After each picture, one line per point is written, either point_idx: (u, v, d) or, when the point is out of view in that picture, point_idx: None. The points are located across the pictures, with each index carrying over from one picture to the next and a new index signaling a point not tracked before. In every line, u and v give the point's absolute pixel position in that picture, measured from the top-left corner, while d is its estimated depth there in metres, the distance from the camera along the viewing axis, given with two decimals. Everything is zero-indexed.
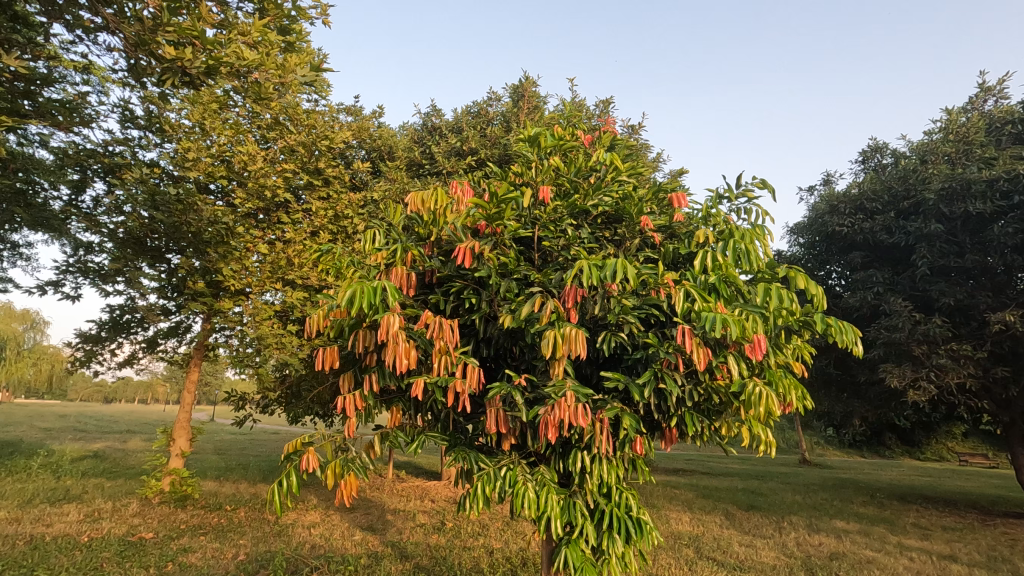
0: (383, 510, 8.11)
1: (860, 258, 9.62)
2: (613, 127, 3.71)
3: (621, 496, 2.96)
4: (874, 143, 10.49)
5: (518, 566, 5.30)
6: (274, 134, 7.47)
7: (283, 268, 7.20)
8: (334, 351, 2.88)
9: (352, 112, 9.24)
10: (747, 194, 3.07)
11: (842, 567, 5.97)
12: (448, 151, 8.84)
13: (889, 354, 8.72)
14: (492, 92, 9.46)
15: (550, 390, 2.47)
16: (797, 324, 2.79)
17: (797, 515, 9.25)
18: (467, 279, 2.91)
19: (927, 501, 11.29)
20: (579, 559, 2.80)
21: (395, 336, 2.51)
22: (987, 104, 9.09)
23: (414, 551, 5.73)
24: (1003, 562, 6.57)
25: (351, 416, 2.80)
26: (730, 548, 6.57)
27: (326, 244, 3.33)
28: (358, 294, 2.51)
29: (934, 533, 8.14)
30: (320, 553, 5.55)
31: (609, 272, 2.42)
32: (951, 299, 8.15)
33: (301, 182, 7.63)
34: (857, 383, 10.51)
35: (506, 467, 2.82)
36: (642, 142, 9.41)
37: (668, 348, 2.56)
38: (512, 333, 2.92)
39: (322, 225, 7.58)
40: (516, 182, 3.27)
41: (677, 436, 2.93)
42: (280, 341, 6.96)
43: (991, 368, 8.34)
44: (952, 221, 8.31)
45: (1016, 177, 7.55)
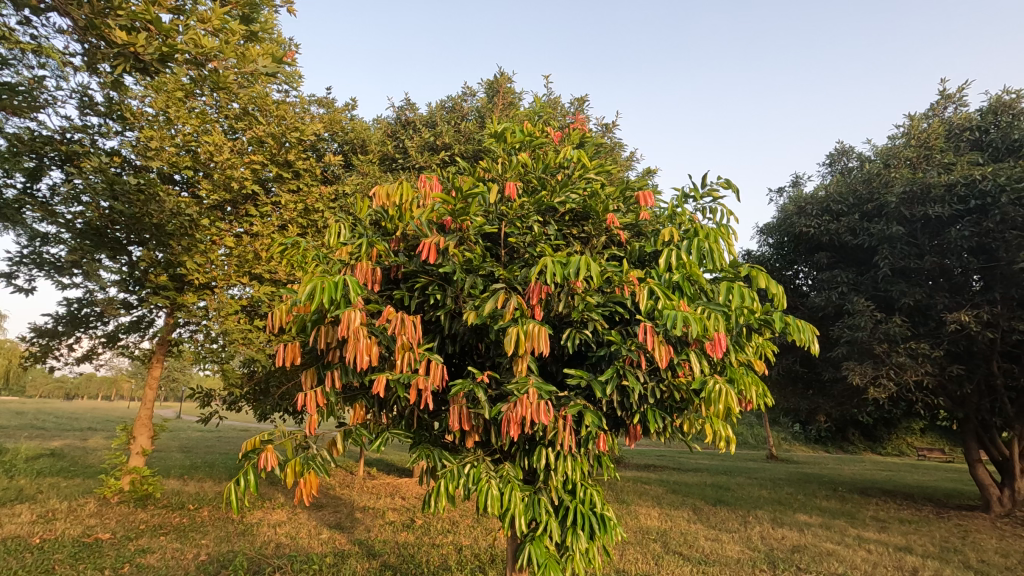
0: (352, 508, 8.03)
1: (826, 258, 9.88)
2: (583, 124, 3.71)
3: (586, 493, 2.97)
4: (840, 146, 10.76)
5: (485, 563, 5.29)
6: (243, 124, 7.30)
7: (250, 263, 7.06)
8: (295, 347, 2.81)
9: (324, 104, 9.08)
10: (712, 194, 3.10)
11: (803, 560, 6.12)
12: (422, 146, 8.74)
13: (851, 353, 8.97)
14: (468, 88, 9.42)
15: (513, 387, 2.46)
16: (758, 322, 2.83)
17: (762, 509, 9.46)
18: (431, 275, 2.88)
19: (886, 495, 11.67)
20: (543, 555, 2.81)
21: (356, 332, 2.46)
22: (948, 111, 9.40)
23: (382, 549, 5.68)
24: (955, 553, 6.82)
25: (312, 412, 2.74)
26: (696, 542, 6.68)
27: (290, 238, 3.27)
28: (319, 289, 2.47)
29: (891, 525, 8.41)
30: (284, 552, 5.44)
31: (573, 269, 2.42)
32: (910, 299, 8.42)
33: (270, 174, 7.46)
34: (822, 380, 10.79)
35: (471, 465, 2.81)
36: (615, 140, 9.46)
37: (630, 345, 2.58)
38: (477, 330, 2.90)
39: (292, 219, 7.43)
40: (484, 178, 3.24)
41: (641, 433, 2.95)
42: (246, 337, 6.81)
43: (947, 366, 8.66)
44: (913, 223, 8.57)
45: (972, 182, 7.82)
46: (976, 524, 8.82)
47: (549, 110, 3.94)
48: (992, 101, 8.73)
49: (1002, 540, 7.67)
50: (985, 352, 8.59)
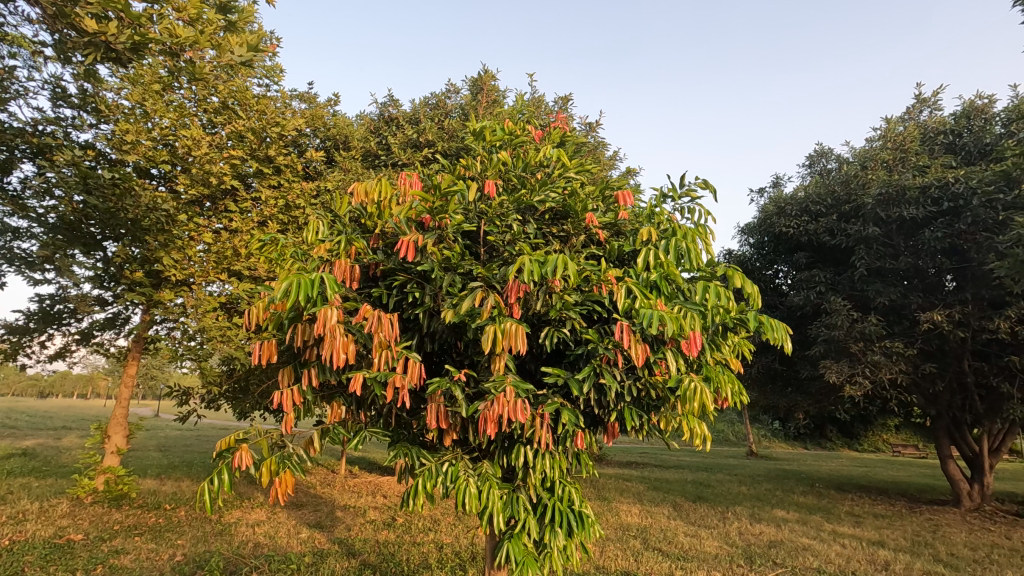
0: (333, 507, 7.98)
1: (805, 258, 10.04)
2: (563, 122, 3.71)
3: (564, 490, 2.98)
4: (820, 148, 10.93)
5: (466, 561, 5.30)
6: (222, 118, 7.18)
7: (229, 259, 6.95)
8: (272, 344, 2.78)
9: (305, 99, 8.97)
10: (690, 194, 3.13)
11: (779, 555, 6.23)
12: (405, 142, 8.66)
13: (829, 351, 9.12)
14: (451, 85, 9.36)
15: (490, 386, 2.46)
16: (733, 321, 2.87)
17: (741, 505, 9.58)
18: (410, 273, 2.87)
19: (861, 490, 11.92)
20: (521, 552, 2.82)
21: (332, 330, 2.44)
22: (923, 115, 9.61)
23: (362, 548, 5.66)
24: (926, 547, 6.98)
25: (288, 411, 2.71)
26: (675, 539, 6.75)
27: (268, 235, 3.25)
28: (295, 286, 2.45)
29: (865, 520, 8.59)
30: (262, 552, 5.39)
31: (551, 268, 2.42)
32: (886, 299, 8.59)
33: (250, 169, 7.35)
34: (799, 378, 10.97)
35: (449, 463, 2.81)
36: (598, 138, 9.48)
37: (607, 344, 2.59)
38: (455, 329, 2.89)
39: (272, 215, 7.33)
40: (463, 175, 3.24)
41: (619, 430, 2.97)
42: (225, 334, 6.75)
43: (921, 364, 8.87)
44: (888, 225, 8.75)
45: (945, 185, 8.06)
46: (947, 518, 9.04)
47: (531, 109, 3.94)
48: (965, 106, 8.95)
49: (971, 534, 7.88)
50: (957, 351, 8.80)
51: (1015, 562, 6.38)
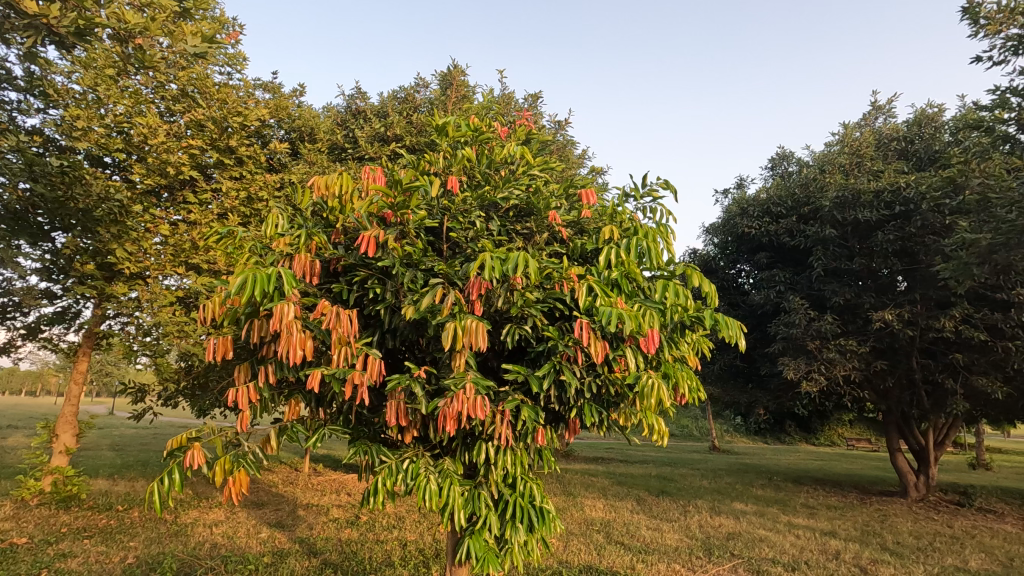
0: (294, 506, 7.80)
1: (766, 257, 10.32)
2: (528, 120, 3.73)
3: (526, 486, 2.99)
4: (782, 151, 11.25)
5: (429, 558, 5.28)
6: (181, 106, 6.95)
7: (187, 252, 6.71)
8: (227, 340, 2.72)
9: (269, 88, 8.74)
10: (652, 194, 3.18)
11: (737, 546, 6.40)
12: (372, 136, 8.53)
13: (787, 349, 9.41)
14: (421, 79, 9.26)
15: (450, 382, 2.45)
16: (690, 319, 2.93)
17: (701, 499, 9.81)
18: (371, 268, 2.84)
19: (816, 483, 12.32)
20: (481, 549, 2.83)
21: (288, 326, 2.40)
22: (878, 121, 9.99)
23: (323, 547, 5.57)
24: (874, 536, 7.28)
25: (244, 408, 2.65)
26: (638, 532, 6.87)
27: (225, 227, 3.17)
28: (250, 281, 2.39)
29: (819, 512, 8.92)
30: (219, 553, 5.28)
31: (512, 265, 2.43)
32: (841, 298, 8.91)
33: (210, 160, 7.12)
34: (760, 374, 11.29)
35: (409, 461, 2.80)
36: (566, 136, 9.52)
37: (567, 341, 2.61)
38: (417, 325, 2.87)
39: (233, 207, 7.10)
40: (427, 171, 3.21)
41: (580, 426, 3.02)
42: (182, 330, 6.53)
43: (873, 361, 9.23)
44: (844, 227, 9.07)
45: (898, 190, 8.45)
46: (895, 508, 9.45)
47: (498, 106, 3.94)
48: (916, 114, 9.34)
49: (916, 523, 8.26)
50: (906, 348, 9.19)
51: (954, 549, 6.72)
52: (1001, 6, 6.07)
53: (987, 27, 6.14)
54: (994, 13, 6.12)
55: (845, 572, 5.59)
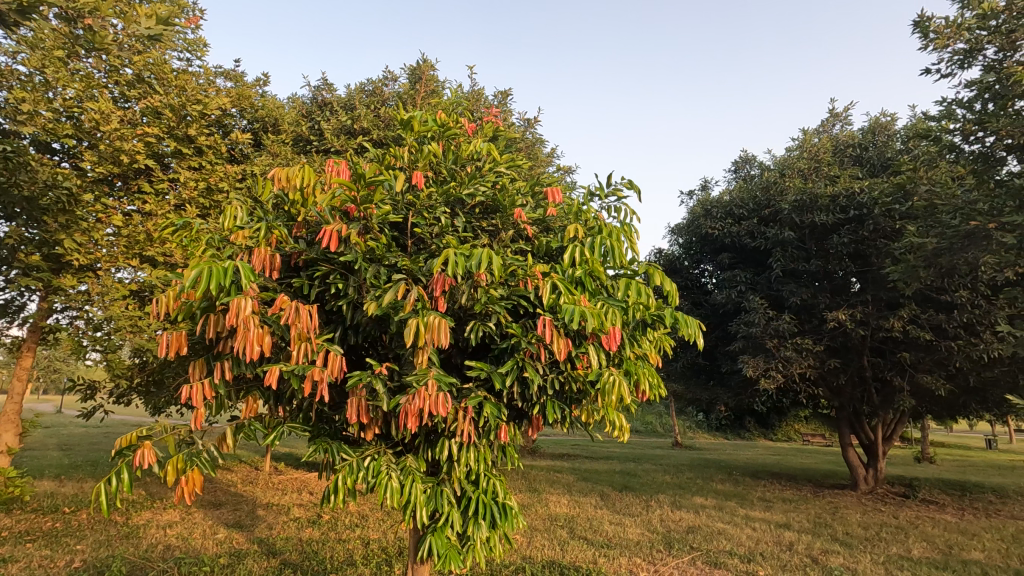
0: (254, 506, 7.62)
1: (728, 258, 10.59)
2: (496, 117, 3.72)
3: (489, 483, 3.00)
4: (744, 154, 11.54)
5: (392, 556, 5.24)
6: (136, 92, 6.71)
7: (141, 244, 6.44)
8: (181, 336, 2.64)
9: (231, 76, 8.48)
10: (616, 193, 3.22)
11: (696, 539, 6.56)
12: (339, 129, 8.37)
13: (747, 347, 9.68)
14: (389, 72, 9.15)
15: (412, 379, 2.44)
16: (651, 318, 2.99)
17: (663, 494, 10.01)
18: (333, 264, 2.79)
19: (773, 477, 12.73)
20: (443, 546, 2.83)
21: (245, 321, 2.34)
22: (835, 128, 10.36)
23: (283, 547, 5.46)
24: (826, 527, 7.57)
25: (198, 406, 2.57)
26: (601, 527, 6.97)
27: (181, 219, 3.07)
28: (206, 274, 2.33)
29: (775, 505, 9.22)
30: (173, 555, 5.12)
31: (476, 262, 2.42)
32: (798, 298, 9.21)
33: (167, 149, 6.86)
34: (721, 372, 11.57)
35: (371, 458, 2.77)
36: (536, 134, 9.54)
37: (530, 338, 2.63)
38: (380, 321, 2.84)
39: (191, 198, 6.85)
40: (392, 165, 3.17)
41: (543, 423, 3.04)
42: (136, 325, 6.29)
43: (827, 360, 9.58)
44: (802, 229, 9.37)
45: (852, 194, 8.79)
46: (845, 501, 9.84)
47: (465, 101, 3.91)
48: (870, 122, 9.74)
49: (865, 514, 8.63)
50: (858, 347, 9.56)
51: (899, 539, 7.04)
52: (948, 21, 6.38)
53: (935, 41, 6.45)
54: (942, 27, 6.43)
55: (797, 562, 5.79)
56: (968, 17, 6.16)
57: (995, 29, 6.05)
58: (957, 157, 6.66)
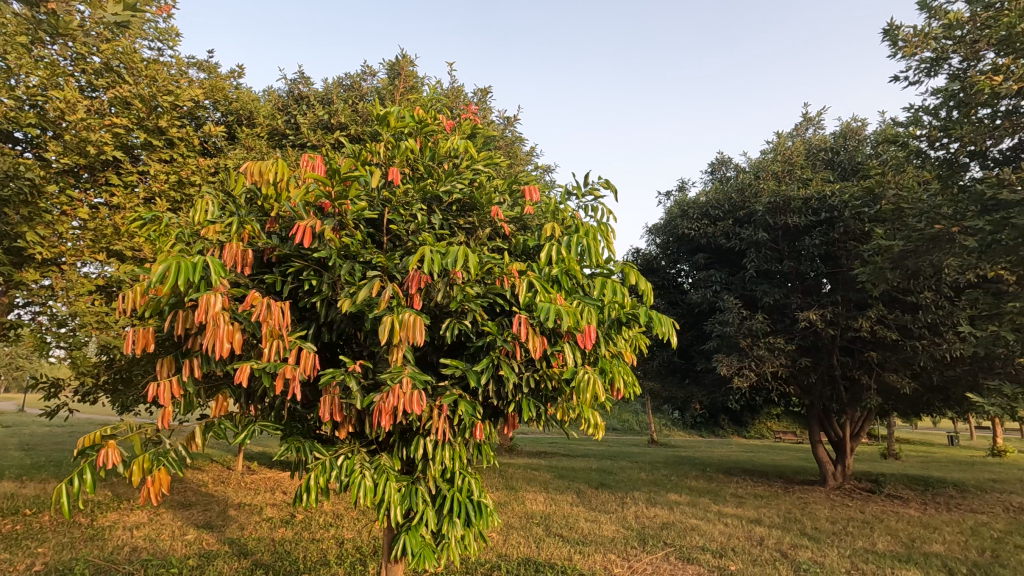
0: (225, 506, 7.48)
1: (703, 258, 10.74)
2: (474, 114, 3.70)
3: (464, 481, 2.99)
4: (721, 156, 11.71)
5: (366, 555, 5.20)
6: (104, 82, 6.52)
7: (109, 238, 6.26)
8: (148, 332, 2.58)
9: (204, 68, 8.29)
10: (593, 193, 3.24)
11: (669, 536, 6.65)
12: (316, 123, 8.24)
13: (721, 346, 9.84)
14: (368, 67, 9.04)
15: (386, 377, 2.42)
16: (626, 316, 3.01)
17: (638, 491, 10.12)
18: (307, 260, 2.75)
19: (746, 473, 12.97)
20: (417, 544, 2.82)
21: (215, 318, 2.29)
22: (808, 132, 10.59)
23: (255, 547, 5.38)
24: (795, 522, 7.75)
25: (165, 404, 2.50)
26: (576, 524, 7.02)
27: (151, 212, 3.00)
28: (174, 269, 2.27)
29: (747, 501, 9.41)
30: (140, 557, 4.99)
31: (452, 260, 2.41)
32: (771, 298, 9.40)
33: (137, 140, 6.67)
34: (696, 370, 11.74)
35: (344, 457, 2.74)
36: (515, 132, 9.54)
37: (506, 336, 2.63)
38: (355, 318, 2.81)
39: (161, 191, 6.66)
40: (368, 161, 3.14)
41: (518, 421, 3.05)
42: (102, 321, 6.12)
43: (798, 359, 9.79)
44: (775, 231, 9.56)
45: (823, 197, 9.00)
46: (814, 496, 10.09)
47: (444, 98, 3.88)
48: (842, 127, 9.98)
49: (833, 509, 8.85)
50: (827, 347, 9.79)
51: (864, 533, 7.24)
52: (916, 30, 6.56)
53: (904, 49, 6.63)
54: (910, 36, 6.61)
55: (767, 557, 5.91)
56: (935, 27, 6.35)
57: (960, 39, 6.24)
58: (923, 162, 6.86)
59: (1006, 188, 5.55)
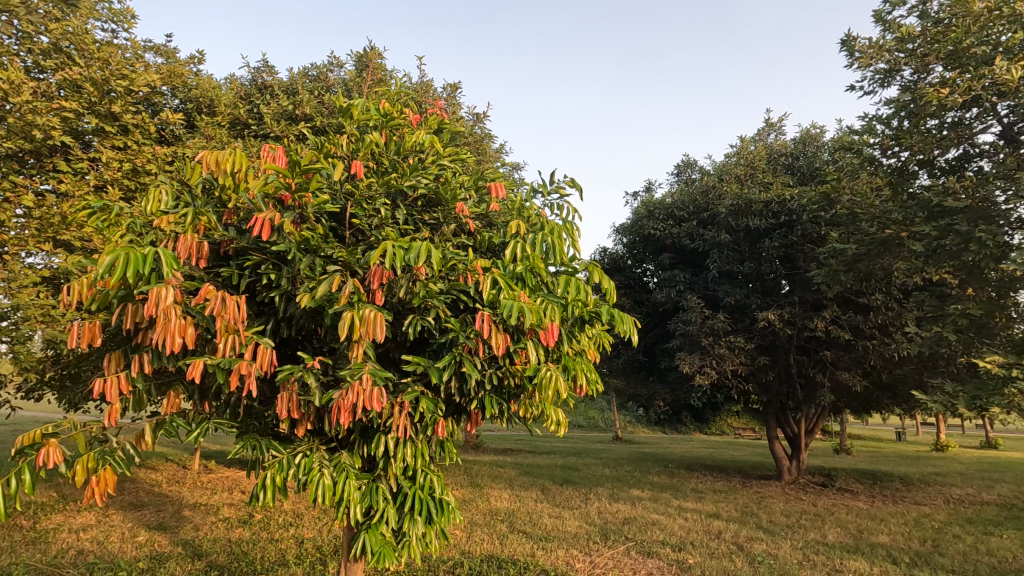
0: (179, 506, 7.26)
1: (668, 258, 10.94)
2: (441, 108, 3.67)
3: (426, 478, 2.97)
4: (686, 159, 11.93)
5: (327, 555, 5.12)
6: (52, 63, 6.22)
7: (55, 227, 5.92)
8: (94, 326, 2.47)
9: (161, 52, 7.98)
10: (559, 190, 3.25)
11: (631, 531, 6.76)
12: (279, 113, 8.02)
13: (684, 345, 10.04)
14: (335, 57, 8.87)
15: (346, 373, 2.38)
16: (590, 314, 3.04)
17: (602, 487, 10.25)
18: (265, 253, 2.68)
19: (707, 469, 13.29)
20: (377, 543, 2.79)
21: (166, 312, 2.20)
22: (770, 137, 10.89)
23: (210, 548, 5.22)
24: (752, 516, 7.98)
25: (112, 401, 2.41)
26: (540, 521, 7.07)
27: (100, 201, 2.88)
28: (122, 261, 2.18)
29: (706, 495, 9.65)
30: (86, 560, 4.79)
31: (415, 255, 2.38)
32: (732, 298, 9.65)
33: (88, 126, 6.37)
34: (659, 368, 11.95)
35: (302, 455, 2.69)
36: (485, 129, 9.49)
37: (469, 333, 2.62)
38: (315, 313, 2.75)
39: (114, 179, 6.36)
40: (331, 154, 3.08)
41: (481, 418, 3.04)
42: (48, 314, 5.83)
43: (757, 357, 10.08)
44: (737, 233, 9.80)
45: (783, 201, 9.28)
46: (771, 491, 10.42)
47: (410, 91, 3.83)
48: (802, 134, 10.29)
49: (788, 503, 9.16)
50: (785, 346, 10.11)
51: (816, 525, 7.52)
52: (871, 42, 6.83)
53: (859, 60, 6.89)
54: (865, 47, 6.87)
55: (724, 550, 6.07)
56: (889, 39, 6.61)
57: (912, 52, 6.51)
58: (876, 169, 7.15)
59: (951, 196, 5.83)
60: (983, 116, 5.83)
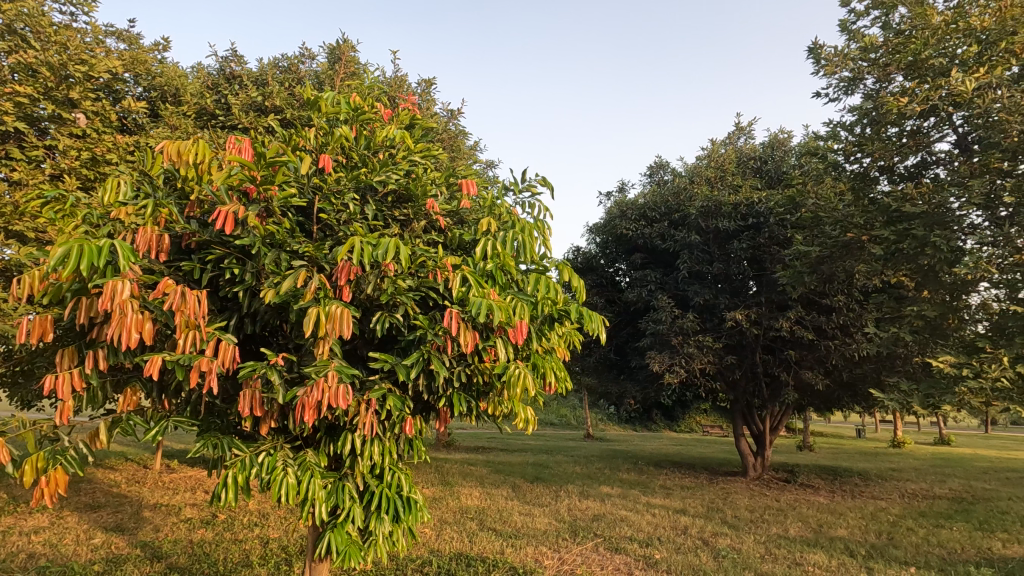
0: (139, 506, 7.05)
1: (640, 258, 11.08)
2: (413, 103, 3.63)
3: (394, 476, 2.94)
4: (659, 160, 12.08)
5: (292, 555, 5.03)
6: (6, 45, 5.95)
7: (7, 217, 5.67)
8: (46, 320, 2.37)
9: (124, 38, 7.71)
10: (531, 189, 3.26)
11: (600, 527, 6.83)
12: (248, 104, 7.83)
13: (654, 344, 10.18)
14: (307, 49, 8.70)
15: (311, 370, 2.33)
16: (559, 313, 3.05)
17: (572, 484, 10.33)
18: (228, 247, 2.62)
19: (675, 466, 13.52)
20: (343, 542, 2.75)
21: (122, 306, 2.13)
22: (740, 140, 11.10)
23: (171, 549, 5.09)
24: (717, 511, 8.15)
25: (65, 398, 2.32)
26: (509, 518, 7.08)
27: (54, 190, 2.77)
28: (75, 252, 2.09)
29: (674, 492, 9.82)
30: (38, 564, 4.61)
31: (383, 251, 2.35)
32: (701, 298, 9.83)
33: (43, 112, 6.12)
34: (630, 367, 12.10)
35: (265, 454, 2.63)
36: (459, 126, 9.44)
37: (437, 330, 2.61)
38: (280, 309, 2.70)
39: (71, 168, 6.12)
40: (298, 147, 3.02)
41: (450, 416, 3.03)
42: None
43: (725, 356, 10.29)
44: (707, 234, 9.98)
45: (751, 204, 9.49)
46: (736, 486, 10.66)
47: (382, 84, 3.78)
48: (770, 138, 10.53)
49: (752, 498, 9.39)
50: (751, 346, 10.34)
51: (778, 520, 7.72)
52: (837, 51, 7.02)
53: (825, 67, 7.08)
54: (831, 55, 7.07)
55: (689, 545, 6.19)
56: (853, 49, 6.81)
57: (874, 61, 6.72)
58: (840, 174, 7.37)
59: (908, 202, 6.06)
60: (940, 125, 6.05)
